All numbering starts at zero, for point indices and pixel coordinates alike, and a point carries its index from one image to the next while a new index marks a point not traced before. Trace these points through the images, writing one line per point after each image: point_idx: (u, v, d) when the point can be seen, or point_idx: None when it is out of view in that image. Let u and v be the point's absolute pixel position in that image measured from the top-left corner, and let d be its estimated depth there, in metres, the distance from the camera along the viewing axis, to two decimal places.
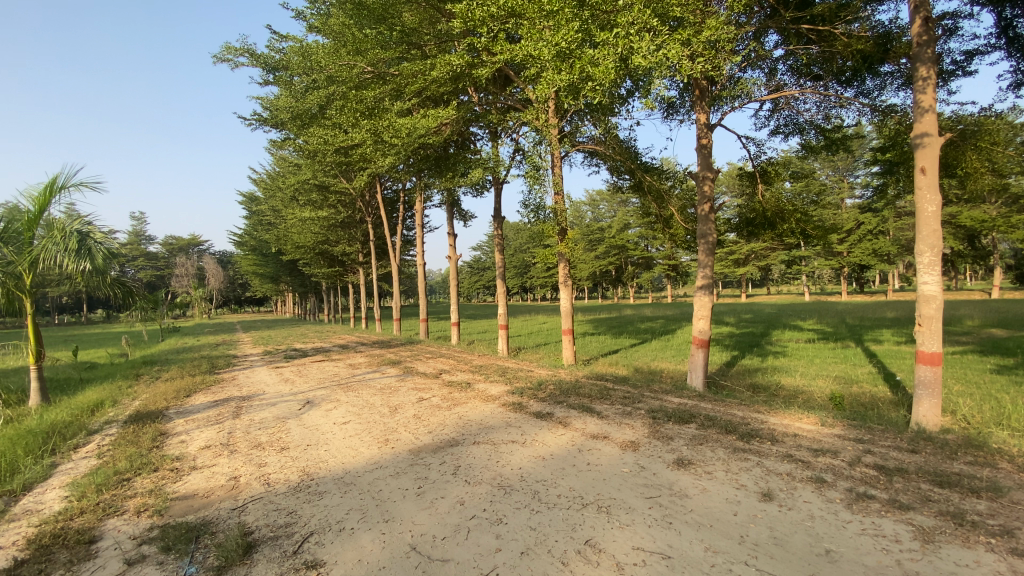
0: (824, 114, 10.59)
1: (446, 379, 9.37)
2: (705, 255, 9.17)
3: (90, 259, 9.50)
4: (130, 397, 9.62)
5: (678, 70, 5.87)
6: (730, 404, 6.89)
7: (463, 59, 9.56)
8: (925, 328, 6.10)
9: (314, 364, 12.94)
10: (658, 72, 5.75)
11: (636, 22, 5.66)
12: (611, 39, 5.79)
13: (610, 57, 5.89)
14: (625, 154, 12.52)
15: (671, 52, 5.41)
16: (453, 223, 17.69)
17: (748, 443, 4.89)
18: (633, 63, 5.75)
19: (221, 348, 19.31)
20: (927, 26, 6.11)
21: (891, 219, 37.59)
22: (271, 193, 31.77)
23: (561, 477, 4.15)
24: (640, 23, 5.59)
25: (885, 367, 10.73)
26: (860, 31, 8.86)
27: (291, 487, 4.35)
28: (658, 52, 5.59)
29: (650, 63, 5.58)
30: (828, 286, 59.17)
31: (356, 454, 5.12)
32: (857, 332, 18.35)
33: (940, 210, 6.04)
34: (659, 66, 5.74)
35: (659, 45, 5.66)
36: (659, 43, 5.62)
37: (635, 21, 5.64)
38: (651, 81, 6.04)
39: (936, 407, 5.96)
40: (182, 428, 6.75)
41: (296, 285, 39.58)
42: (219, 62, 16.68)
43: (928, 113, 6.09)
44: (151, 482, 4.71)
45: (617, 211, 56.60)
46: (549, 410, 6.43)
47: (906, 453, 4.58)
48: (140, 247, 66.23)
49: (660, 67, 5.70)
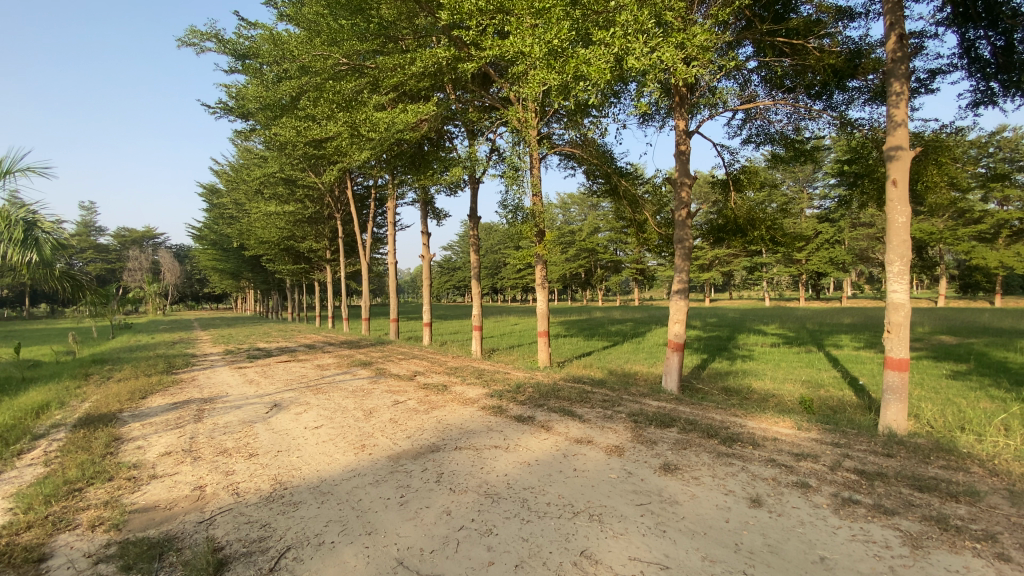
0: (794, 125, 10.88)
1: (421, 381, 9.14)
2: (682, 260, 9.25)
3: (37, 250, 9.21)
4: (80, 398, 8.99)
5: (672, 73, 5.83)
6: (707, 408, 6.95)
7: (447, 53, 9.34)
8: (894, 334, 6.31)
9: (279, 364, 12.45)
10: (651, 75, 5.69)
11: (633, 22, 5.56)
12: (606, 39, 5.69)
13: (605, 57, 5.78)
14: (601, 158, 12.58)
15: (665, 55, 5.33)
16: (426, 222, 17.40)
17: (731, 448, 4.92)
18: (626, 66, 5.69)
19: (178, 347, 18.34)
20: (902, 43, 6.33)
21: (847, 229, 39.32)
22: (235, 186, 30.60)
23: (548, 484, 4.05)
24: (637, 23, 5.50)
25: (848, 372, 11.11)
26: (831, 46, 9.18)
27: (262, 497, 4.09)
28: (652, 54, 5.52)
29: (644, 65, 5.51)
30: (787, 293, 61.50)
31: (331, 461, 4.88)
32: (818, 337, 19.03)
33: (910, 222, 6.26)
34: (653, 69, 5.66)
35: (653, 47, 5.59)
36: (653, 45, 5.54)
37: (630, 22, 5.57)
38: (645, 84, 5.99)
39: (903, 412, 6.17)
40: (138, 433, 6.31)
41: (258, 283, 38.20)
42: (182, 46, 15.88)
43: (900, 127, 6.32)
44: (105, 493, 4.34)
45: (587, 215, 57.30)
46: (530, 414, 6.32)
47: (881, 458, 4.73)
48: (89, 238, 62.71)
49: (653, 70, 5.62)
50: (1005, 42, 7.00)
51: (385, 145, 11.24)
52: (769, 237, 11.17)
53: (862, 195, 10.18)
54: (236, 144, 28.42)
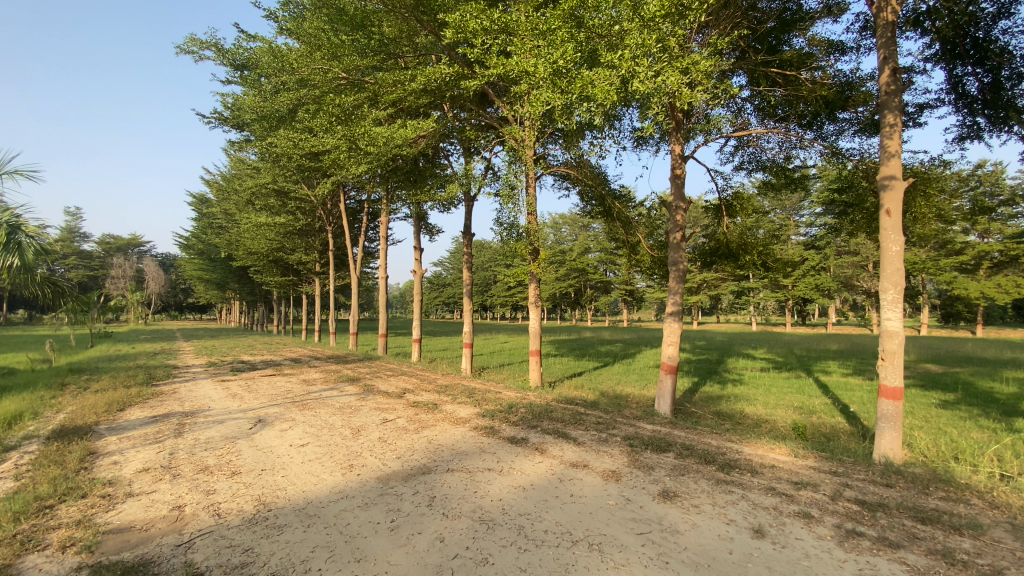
0: (785, 153, 11.07)
1: (410, 399, 8.94)
2: (676, 282, 9.25)
3: (19, 255, 9.04)
4: (54, 409, 8.63)
5: (676, 97, 5.88)
6: (702, 433, 6.86)
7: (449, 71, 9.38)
8: (888, 362, 6.30)
9: (264, 378, 12.12)
10: (656, 98, 5.72)
11: (639, 46, 5.59)
12: (614, 60, 5.72)
13: (611, 79, 5.81)
14: (596, 179, 12.69)
15: (670, 80, 5.36)
16: (419, 238, 17.31)
17: (729, 475, 4.83)
18: (631, 88, 5.72)
19: (159, 358, 17.85)
20: (895, 77, 6.50)
21: (832, 257, 39.99)
22: (225, 196, 30.35)
23: (545, 510, 3.91)
24: (644, 46, 5.48)
25: (839, 399, 11.10)
26: (823, 78, 9.39)
27: (245, 519, 3.89)
28: (656, 78, 5.55)
29: (648, 88, 5.53)
30: (773, 318, 62.10)
31: (318, 481, 4.69)
32: (806, 362, 19.15)
33: (903, 250, 6.32)
34: (658, 92, 5.66)
35: (657, 70, 5.61)
36: (658, 69, 5.55)
37: (636, 46, 5.58)
38: (651, 106, 6.01)
39: (897, 441, 6.14)
40: (114, 447, 6.04)
41: (244, 294, 37.63)
42: (181, 53, 15.84)
43: (894, 157, 6.43)
44: (77, 511, 4.11)
45: (578, 235, 57.67)
46: (523, 436, 6.19)
47: (881, 487, 4.69)
48: (72, 244, 61.54)
49: (658, 92, 5.64)
50: (992, 80, 7.22)
51: (383, 160, 11.21)
52: (761, 262, 11.25)
53: (852, 223, 10.32)
54: (229, 154, 28.27)
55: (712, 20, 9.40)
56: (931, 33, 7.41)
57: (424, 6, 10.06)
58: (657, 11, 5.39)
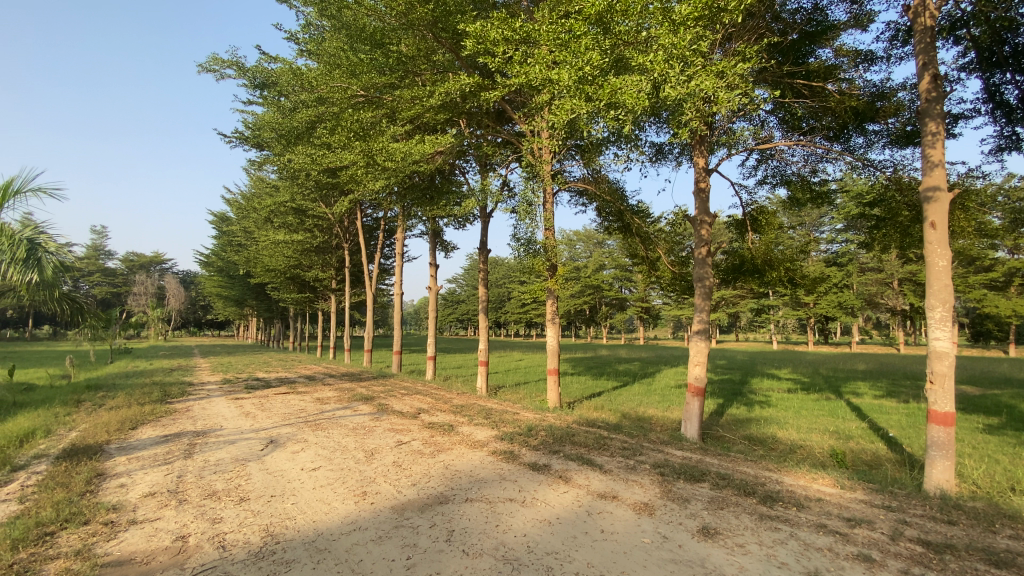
0: (811, 166, 10.72)
1: (426, 420, 8.64)
2: (702, 299, 8.89)
3: (38, 271, 9.08)
4: (67, 427, 8.52)
5: (710, 104, 5.63)
6: (735, 460, 6.44)
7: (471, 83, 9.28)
8: (937, 386, 5.84)
9: (278, 397, 11.94)
10: (689, 104, 5.47)
11: (672, 49, 5.36)
12: (645, 63, 5.48)
13: (640, 85, 5.58)
14: (615, 194, 12.46)
15: (705, 84, 5.12)
16: (435, 254, 17.20)
17: (773, 509, 4.43)
18: (662, 94, 5.49)
19: (176, 374, 17.84)
20: (937, 83, 6.17)
21: (855, 274, 38.97)
22: (245, 214, 30.79)
23: (574, 549, 3.58)
24: (678, 48, 5.26)
25: (876, 423, 10.50)
26: (851, 90, 9.05)
27: (251, 553, 3.61)
28: (689, 83, 5.31)
29: (681, 94, 5.30)
30: (793, 336, 60.58)
31: (329, 510, 4.41)
32: (833, 383, 18.42)
33: (950, 265, 5.93)
34: (691, 98, 5.42)
35: (689, 76, 5.40)
36: (691, 73, 5.33)
37: (669, 48, 5.37)
38: (682, 113, 5.78)
39: (950, 470, 5.66)
40: (122, 469, 5.85)
41: (261, 310, 37.93)
42: (204, 72, 16.12)
43: (937, 167, 6.08)
44: (78, 539, 3.89)
45: (593, 252, 57.33)
46: (545, 462, 5.85)
47: (943, 525, 4.25)
48: (97, 261, 63.03)
49: (691, 98, 5.41)
50: None
51: (401, 175, 11.13)
52: (788, 279, 10.85)
53: (884, 239, 9.84)
54: (249, 173, 28.73)
55: (735, 31, 9.15)
56: (964, 41, 7.06)
57: (443, 22, 9.95)
58: (688, 15, 5.19)
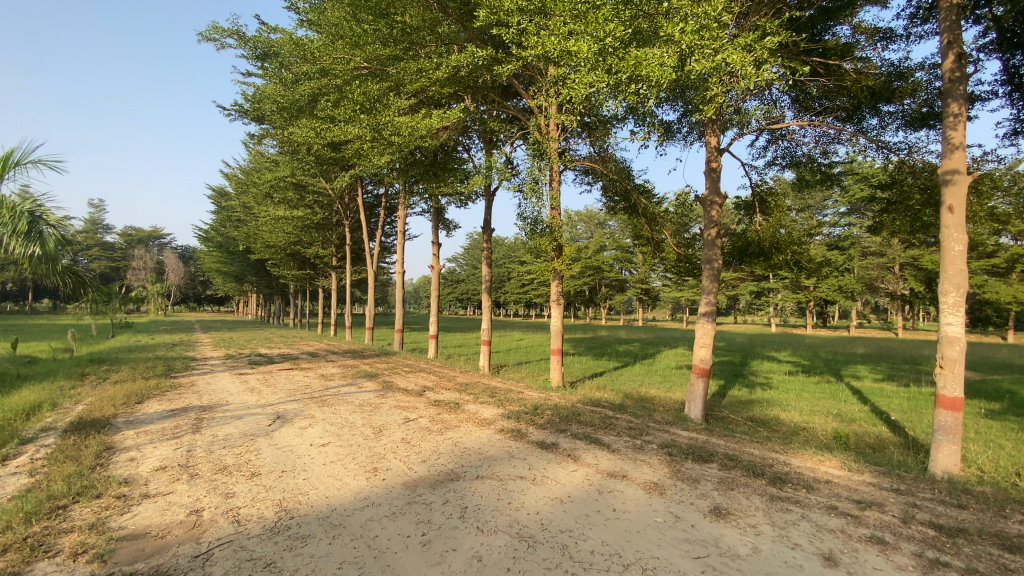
0: (822, 148, 10.52)
1: (431, 398, 8.67)
2: (710, 281, 8.85)
3: (40, 244, 9.01)
4: (73, 400, 8.55)
5: (733, 79, 5.53)
6: (742, 441, 6.47)
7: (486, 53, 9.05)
8: (947, 371, 5.83)
9: (282, 372, 11.98)
10: (715, 77, 5.42)
11: (702, 20, 5.21)
12: (674, 33, 5.29)
13: (665, 58, 5.42)
14: (621, 173, 12.30)
15: (733, 58, 5.04)
16: (437, 233, 17.07)
17: (782, 490, 4.46)
18: (687, 68, 5.37)
19: (178, 349, 17.89)
20: (961, 62, 5.99)
21: (857, 258, 38.90)
22: (244, 189, 30.49)
23: (588, 527, 3.60)
24: (708, 18, 5.14)
25: (877, 406, 10.56)
26: (868, 68, 8.77)
27: (266, 528, 3.62)
28: (716, 56, 5.23)
29: (708, 68, 5.23)
30: (791, 320, 60.80)
31: (341, 486, 4.42)
32: (833, 366, 18.53)
33: (966, 250, 5.84)
34: (718, 72, 5.37)
35: (716, 49, 5.33)
36: (718, 46, 5.26)
37: (699, 17, 5.22)
38: (708, 86, 5.67)
39: (956, 454, 5.70)
40: (131, 442, 5.87)
41: (261, 287, 37.83)
42: (203, 41, 15.74)
43: (958, 150, 5.95)
44: (92, 513, 3.90)
45: (594, 232, 57.12)
46: (553, 440, 5.88)
47: (953, 508, 4.29)
48: (95, 235, 62.68)
49: (717, 72, 5.37)
50: None
51: (406, 150, 10.96)
52: (794, 262, 10.77)
53: (894, 223, 9.69)
54: (248, 147, 28.34)
55: (753, 5, 8.94)
56: (985, 21, 6.82)
57: None
58: None
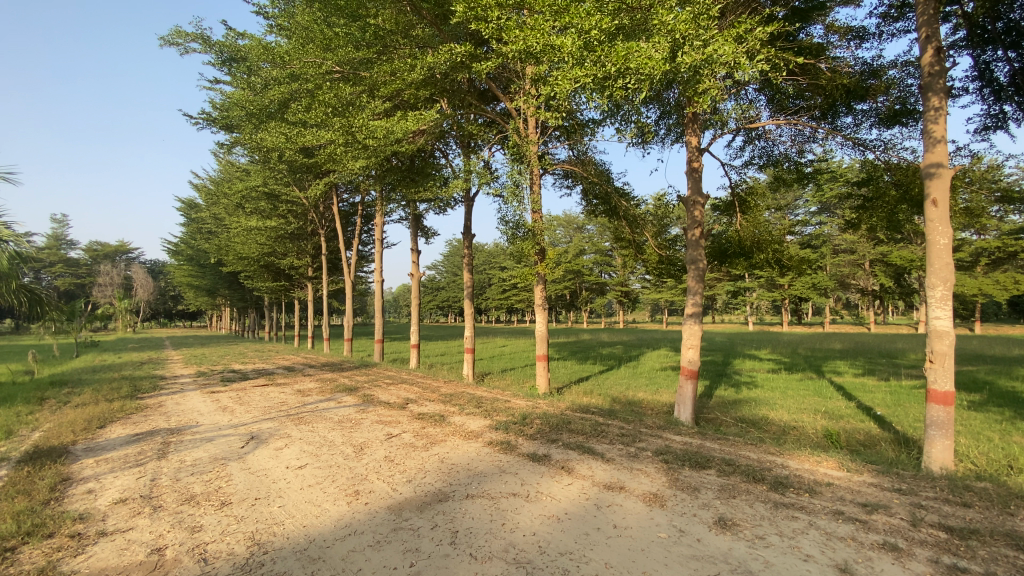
0: (799, 146, 10.54)
1: (415, 411, 8.33)
2: (695, 282, 8.75)
3: None
4: (28, 426, 7.96)
5: (725, 72, 5.44)
6: (736, 443, 6.33)
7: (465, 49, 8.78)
8: (937, 365, 5.77)
9: (257, 389, 11.48)
10: (707, 70, 5.29)
11: (694, 11, 5.13)
12: (665, 24, 5.18)
13: (655, 48, 5.27)
14: (600, 175, 12.20)
15: (725, 49, 4.94)
16: (416, 240, 16.74)
17: (786, 496, 4.29)
18: (678, 61, 5.24)
19: (146, 368, 17.09)
20: (939, 56, 6.01)
21: (829, 256, 39.73)
22: (215, 200, 29.61)
23: (589, 547, 3.36)
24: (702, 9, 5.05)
25: (862, 402, 10.60)
26: (843, 67, 8.75)
27: (237, 566, 3.28)
28: (707, 48, 5.14)
29: (698, 60, 5.12)
30: (767, 318, 61.88)
31: (319, 513, 4.09)
32: (813, 362, 18.72)
33: (951, 244, 5.83)
34: (710, 65, 5.28)
35: (708, 41, 5.26)
36: (709, 38, 5.22)
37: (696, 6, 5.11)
38: (699, 81, 5.55)
39: (950, 449, 5.64)
40: (90, 472, 5.41)
41: (235, 300, 36.80)
42: (167, 45, 15.16)
43: (940, 143, 5.95)
44: (41, 555, 3.50)
45: (572, 236, 57.34)
46: (545, 452, 5.63)
47: (959, 508, 4.17)
48: (57, 251, 60.30)
49: (709, 65, 5.27)
50: (1022, 65, 6.76)
51: (381, 155, 10.63)
52: (775, 260, 10.70)
53: (871, 220, 9.66)
54: (217, 156, 27.52)
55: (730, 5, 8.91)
56: (955, 17, 6.89)
57: None
58: None
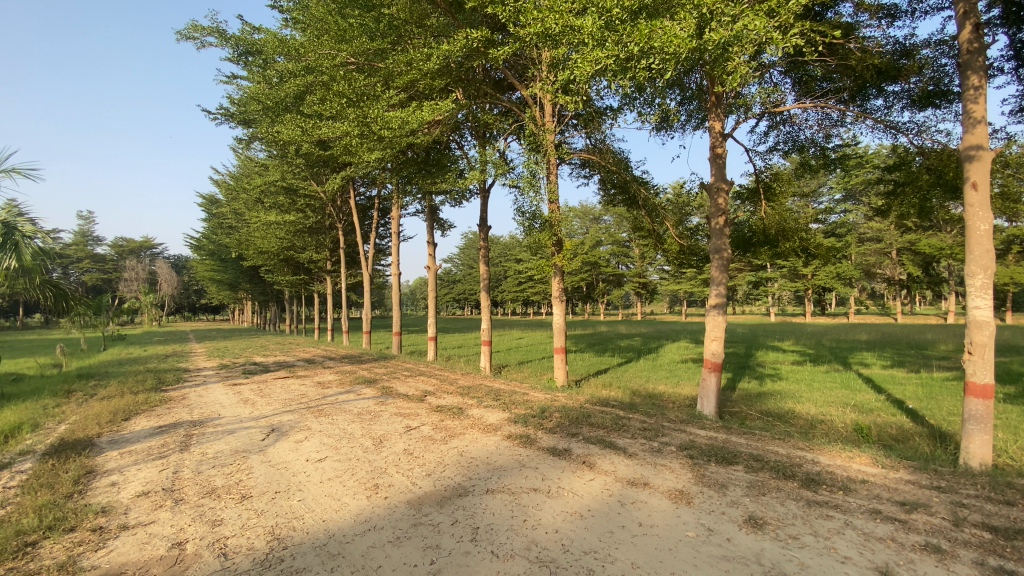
0: (826, 130, 10.13)
1: (433, 403, 8.28)
2: (719, 272, 8.51)
3: (15, 256, 8.61)
4: (56, 419, 8.13)
5: (754, 50, 5.19)
6: (762, 438, 6.14)
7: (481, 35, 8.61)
8: (976, 357, 5.49)
9: (277, 381, 11.59)
10: (736, 47, 5.04)
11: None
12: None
13: (680, 26, 5.07)
14: (619, 164, 11.94)
15: (755, 24, 4.71)
16: (432, 232, 16.67)
17: (818, 494, 4.12)
18: (704, 39, 5.02)
19: (170, 361, 17.43)
20: (978, 33, 5.66)
21: (854, 244, 38.65)
22: (235, 195, 30.00)
23: (614, 547, 3.25)
24: None
25: (892, 395, 10.24)
26: (874, 47, 8.31)
27: (256, 561, 3.25)
28: (735, 24, 4.90)
29: (726, 37, 4.88)
30: (789, 309, 60.61)
31: (339, 508, 4.06)
32: (839, 354, 18.23)
33: (992, 229, 5.51)
34: (739, 43, 5.04)
35: (736, 17, 5.03)
36: (736, 14, 4.98)
37: None
38: (727, 59, 5.30)
39: (989, 444, 5.38)
40: (113, 465, 5.48)
41: (256, 294, 37.32)
42: (184, 40, 15.26)
43: (980, 124, 5.63)
44: (62, 549, 3.53)
45: (589, 228, 56.79)
46: (565, 446, 5.52)
47: (1002, 506, 3.95)
48: (85, 248, 61.88)
49: (738, 43, 5.03)
50: None
51: (396, 146, 10.54)
52: (802, 250, 10.34)
53: (902, 206, 9.23)
54: (236, 152, 27.79)
55: None
56: None
57: None
58: None
